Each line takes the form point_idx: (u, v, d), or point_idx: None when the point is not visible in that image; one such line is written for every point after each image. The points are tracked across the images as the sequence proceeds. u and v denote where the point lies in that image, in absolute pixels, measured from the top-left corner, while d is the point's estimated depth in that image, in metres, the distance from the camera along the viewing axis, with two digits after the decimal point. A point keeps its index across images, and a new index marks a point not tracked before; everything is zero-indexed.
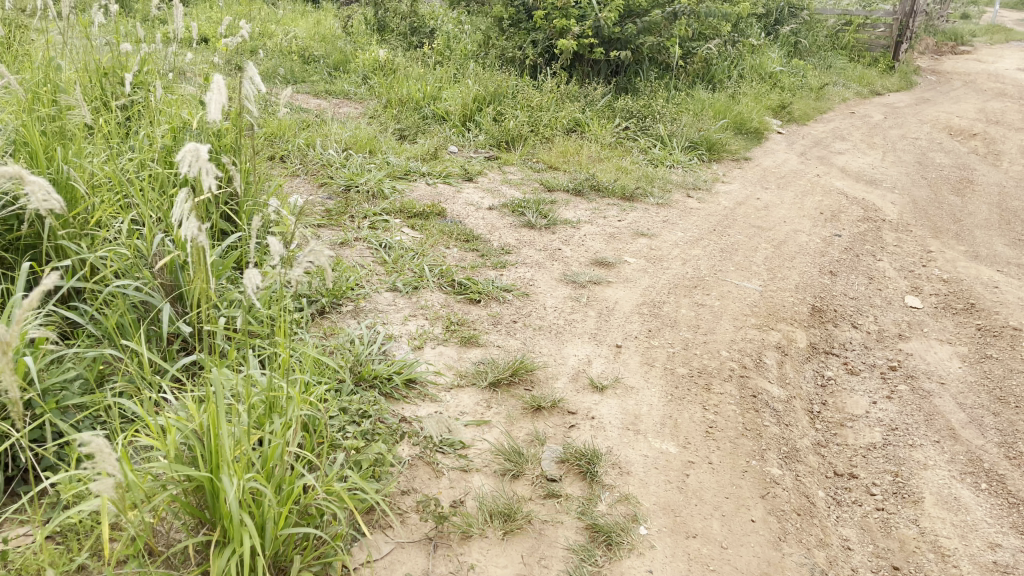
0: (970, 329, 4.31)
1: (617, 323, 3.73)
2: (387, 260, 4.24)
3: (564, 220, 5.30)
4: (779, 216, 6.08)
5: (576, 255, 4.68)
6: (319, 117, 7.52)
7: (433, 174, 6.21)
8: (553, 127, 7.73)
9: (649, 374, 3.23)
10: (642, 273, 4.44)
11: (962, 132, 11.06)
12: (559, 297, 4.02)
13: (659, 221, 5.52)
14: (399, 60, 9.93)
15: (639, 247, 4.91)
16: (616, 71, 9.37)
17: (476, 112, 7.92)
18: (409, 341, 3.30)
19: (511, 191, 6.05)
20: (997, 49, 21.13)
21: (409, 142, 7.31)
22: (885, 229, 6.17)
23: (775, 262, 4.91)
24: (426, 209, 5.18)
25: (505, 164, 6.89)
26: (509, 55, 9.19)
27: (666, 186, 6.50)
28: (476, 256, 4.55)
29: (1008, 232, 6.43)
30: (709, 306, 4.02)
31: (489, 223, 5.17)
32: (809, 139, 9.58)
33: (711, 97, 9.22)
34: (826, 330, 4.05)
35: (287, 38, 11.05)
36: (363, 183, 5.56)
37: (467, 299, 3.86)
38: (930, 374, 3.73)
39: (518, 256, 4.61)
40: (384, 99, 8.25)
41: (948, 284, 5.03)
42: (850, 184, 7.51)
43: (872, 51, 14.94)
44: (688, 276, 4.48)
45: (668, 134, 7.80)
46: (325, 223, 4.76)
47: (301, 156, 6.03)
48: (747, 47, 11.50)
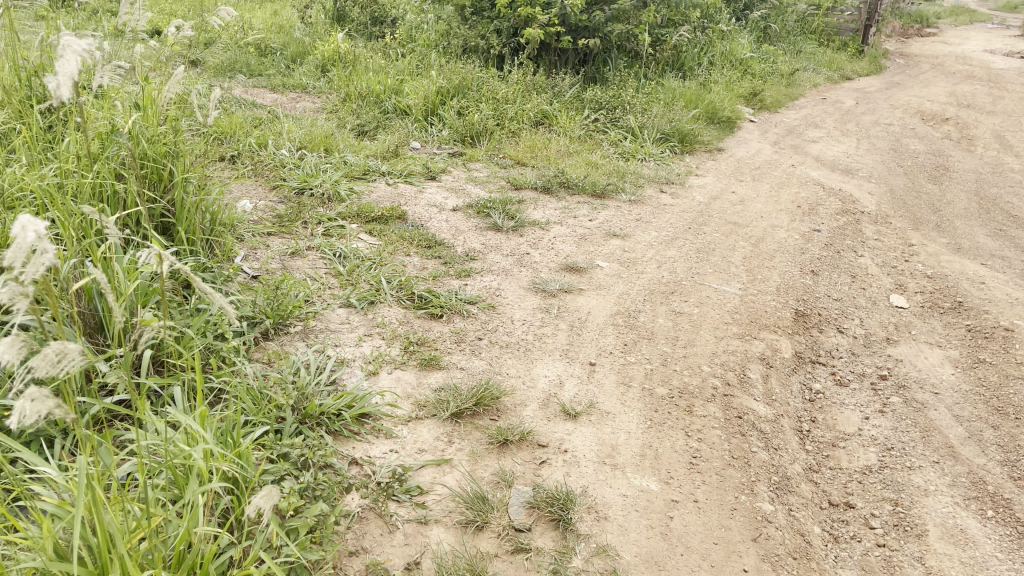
0: (959, 329, 4.11)
1: (590, 338, 3.47)
2: (342, 272, 3.93)
3: (532, 221, 5.03)
4: (756, 211, 5.85)
5: (545, 260, 4.41)
6: (274, 114, 7.16)
7: (394, 173, 5.89)
8: (520, 121, 7.45)
9: (625, 396, 2.97)
10: (615, 279, 4.19)
11: (934, 116, 10.94)
12: (527, 309, 3.75)
13: (631, 220, 5.27)
14: (360, 51, 9.57)
15: (612, 249, 4.65)
16: (583, 61, 9.09)
17: (440, 106, 7.61)
18: (363, 367, 3.00)
19: (476, 190, 5.76)
20: (962, 31, 21.17)
21: (370, 138, 6.99)
22: (864, 221, 5.97)
23: (754, 262, 4.68)
24: (385, 213, 4.87)
25: (470, 160, 6.59)
26: (474, 46, 8.88)
27: (638, 181, 6.25)
28: (438, 264, 4.26)
29: (989, 221, 6.28)
30: (687, 314, 3.77)
31: (453, 226, 4.88)
32: (782, 128, 9.39)
33: (681, 86, 8.98)
34: (811, 337, 3.82)
35: (243, 30, 10.62)
36: (318, 185, 5.25)
37: (428, 313, 3.56)
38: (922, 383, 3.52)
39: (483, 262, 4.33)
40: (343, 94, 7.91)
41: (932, 280, 4.84)
42: (826, 174, 7.32)
43: (840, 35, 14.84)
44: (664, 281, 4.23)
45: (639, 125, 7.54)
46: (275, 232, 4.43)
47: (253, 157, 5.69)
48: (716, 33, 11.27)
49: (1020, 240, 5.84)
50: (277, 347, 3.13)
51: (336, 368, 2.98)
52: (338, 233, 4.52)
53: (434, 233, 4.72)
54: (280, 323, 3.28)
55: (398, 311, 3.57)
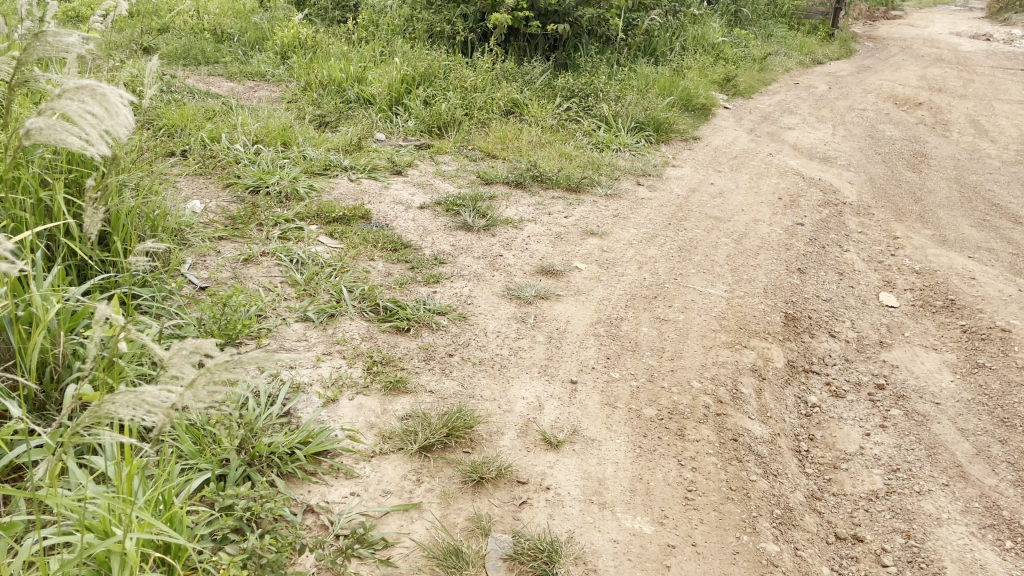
0: (954, 330, 3.92)
1: (569, 351, 3.21)
2: (299, 280, 3.62)
3: (504, 219, 4.76)
4: (736, 204, 5.63)
5: (519, 263, 4.14)
6: (229, 104, 6.77)
7: (357, 168, 5.56)
8: (489, 110, 7.15)
9: (611, 420, 2.72)
10: (593, 282, 3.93)
11: (907, 101, 10.82)
12: (501, 318, 3.47)
13: (609, 216, 5.01)
14: (321, 37, 9.17)
15: (589, 249, 4.39)
16: (553, 46, 8.80)
17: (405, 95, 7.28)
18: (322, 393, 2.72)
19: (445, 185, 5.47)
20: (927, 13, 21.21)
21: (332, 130, 6.64)
22: (847, 213, 5.79)
23: (738, 261, 4.45)
24: (347, 212, 4.55)
25: (438, 153, 6.29)
26: (439, 31, 8.54)
27: (614, 174, 6.00)
28: (404, 269, 3.96)
29: (972, 210, 6.13)
30: (672, 322, 3.53)
31: (421, 226, 4.59)
32: (756, 114, 9.19)
33: (655, 72, 8.73)
34: (803, 343, 3.60)
35: (197, 15, 10.15)
36: (275, 183, 4.91)
37: (393, 327, 3.27)
38: (921, 392, 3.32)
39: (453, 266, 4.04)
40: (303, 83, 7.54)
41: (921, 275, 4.66)
42: (804, 163, 7.13)
43: (811, 18, 14.74)
44: (646, 283, 3.98)
45: (612, 114, 7.28)
46: (226, 236, 4.10)
47: (204, 154, 5.34)
48: (688, 17, 11.03)
49: (1004, 230, 5.70)
50: None
51: (291, 395, 2.69)
52: (296, 236, 4.19)
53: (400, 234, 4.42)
54: (229, 344, 2.97)
55: (360, 326, 3.28)
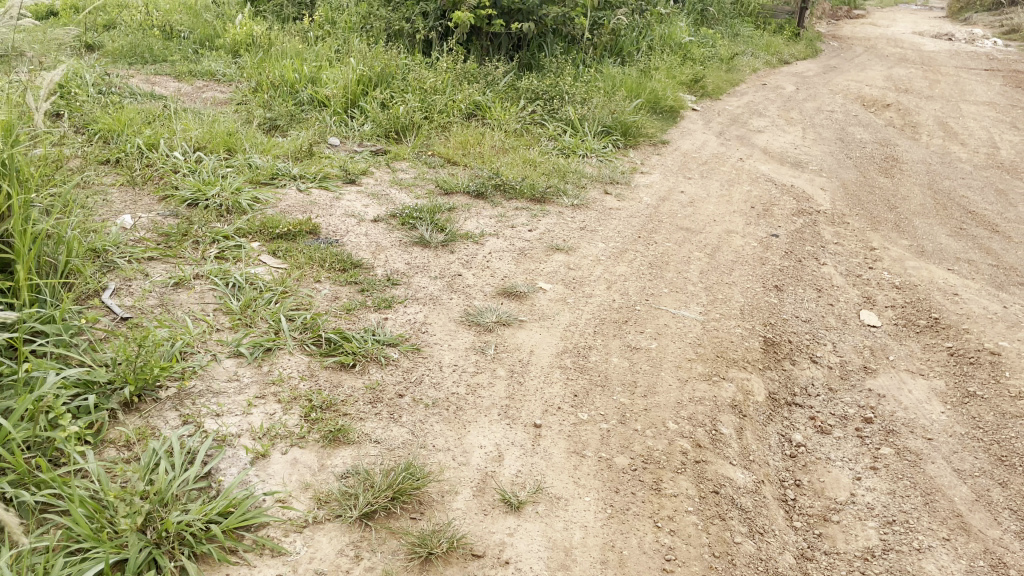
0: (940, 353, 3.71)
1: (533, 387, 2.91)
2: (234, 308, 3.28)
3: (464, 234, 4.45)
4: (707, 214, 5.39)
5: (479, 283, 3.83)
6: (172, 107, 6.37)
7: (307, 176, 5.21)
8: (450, 113, 6.83)
9: (578, 473, 2.43)
10: (559, 305, 3.64)
11: (875, 102, 10.72)
12: (458, 349, 3.16)
13: (575, 229, 4.73)
14: (275, 34, 8.77)
15: (555, 267, 4.10)
16: (517, 45, 8.50)
17: (362, 97, 6.93)
18: (251, 447, 2.40)
19: (401, 195, 5.14)
20: (888, 13, 21.32)
21: (283, 134, 6.28)
22: (821, 222, 5.58)
23: (711, 278, 4.19)
24: (293, 228, 4.20)
25: (395, 159, 5.96)
26: (398, 29, 8.19)
27: (581, 182, 5.73)
28: (353, 291, 3.63)
29: (947, 218, 5.96)
30: (644, 351, 3.25)
31: (374, 241, 4.27)
32: (725, 116, 8.99)
33: (621, 73, 8.48)
34: (783, 371, 3.35)
35: (145, 11, 9.68)
36: (215, 195, 4.55)
37: (337, 363, 2.94)
38: (912, 427, 3.09)
39: (407, 288, 3.72)
40: (253, 83, 7.16)
41: (902, 291, 4.45)
42: (775, 168, 6.93)
43: (776, 18, 14.66)
44: (615, 305, 3.70)
45: (578, 117, 7.00)
46: (156, 256, 3.72)
47: (140, 164, 4.96)
48: (655, 16, 10.80)
49: (981, 239, 5.54)
50: (137, 424, 2.48)
51: (215, 451, 2.37)
52: (234, 255, 3.84)
53: (350, 251, 4.09)
54: (146, 389, 2.61)
55: (300, 361, 2.95)
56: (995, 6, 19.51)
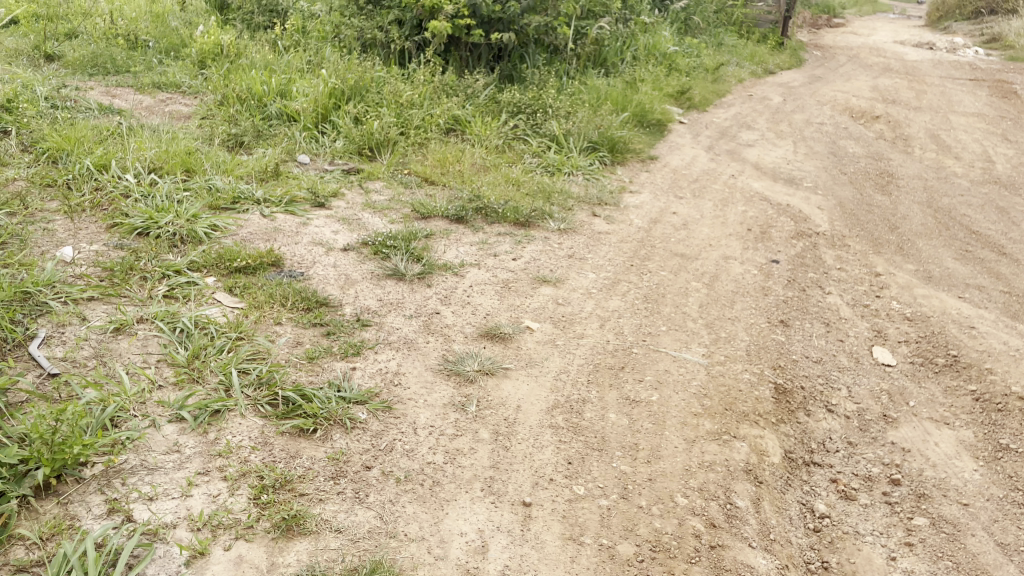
0: (964, 397, 3.41)
1: (522, 452, 2.56)
2: (179, 360, 2.89)
3: (443, 264, 4.09)
4: (701, 238, 5.07)
5: (459, 323, 3.46)
6: (131, 123, 5.97)
7: (272, 200, 4.83)
8: (428, 129, 6.49)
9: (576, 568, 2.11)
10: (547, 348, 3.28)
11: (863, 113, 10.50)
12: (435, 405, 2.79)
13: (563, 257, 4.38)
14: (245, 44, 8.37)
15: (542, 303, 3.75)
16: (498, 56, 8.17)
17: (333, 112, 6.56)
18: (186, 543, 2.03)
19: (375, 219, 4.78)
20: (868, 22, 21.27)
21: (248, 152, 5.89)
22: (822, 245, 5.28)
23: (711, 312, 3.85)
24: (253, 261, 3.81)
25: (369, 178, 5.60)
26: (372, 39, 7.82)
27: (567, 203, 5.39)
28: (317, 335, 3.25)
29: (951, 239, 5.69)
30: (644, 403, 2.91)
31: (343, 275, 3.90)
32: (713, 129, 8.70)
33: (606, 85, 8.18)
34: (798, 424, 3.01)
35: (109, 19, 9.23)
36: (169, 223, 4.16)
37: (295, 428, 2.56)
38: (945, 489, 2.77)
39: (378, 330, 3.35)
40: (219, 96, 6.76)
41: (914, 323, 4.15)
42: (768, 186, 6.63)
43: (759, 27, 14.45)
44: (610, 348, 3.35)
45: (563, 133, 6.68)
46: (96, 295, 3.33)
47: (89, 188, 4.56)
48: (639, 26, 10.51)
49: (989, 263, 5.25)
50: (52, 515, 2.10)
51: (142, 551, 2.00)
52: (184, 294, 3.45)
53: (317, 287, 3.71)
54: (65, 468, 2.22)
55: (253, 425, 2.57)
56: (975, 16, 19.50)
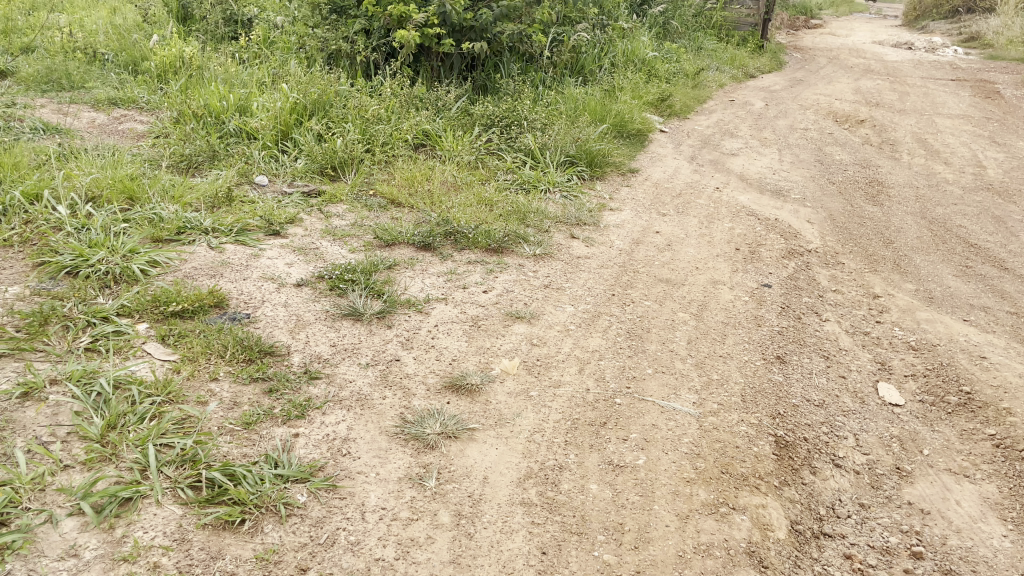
0: (983, 444, 3.08)
1: (488, 542, 2.20)
2: (91, 434, 2.49)
3: (405, 300, 3.72)
4: (687, 260, 4.72)
5: (420, 372, 3.09)
6: (74, 144, 5.54)
7: (222, 228, 4.43)
8: (395, 146, 6.12)
9: None
10: (520, 401, 2.91)
11: (847, 117, 10.23)
12: (389, 481, 2.42)
13: (539, 288, 4.02)
14: (205, 56, 7.95)
15: (515, 344, 3.38)
16: (470, 65, 7.82)
17: (295, 128, 6.17)
18: None
19: (334, 247, 4.40)
20: (845, 22, 21.12)
21: (201, 175, 5.49)
22: (815, 265, 4.96)
23: (701, 349, 3.50)
24: (190, 304, 3.41)
25: (330, 201, 5.22)
26: (336, 50, 7.44)
27: (544, 224, 5.04)
28: (257, 393, 2.87)
29: (949, 253, 5.39)
30: (629, 469, 2.55)
31: (295, 316, 3.51)
32: (695, 138, 8.39)
33: (583, 95, 7.85)
34: (803, 485, 2.66)
35: (63, 31, 8.77)
36: (101, 260, 3.76)
37: (218, 519, 2.19)
38: (973, 562, 2.44)
39: (328, 384, 2.97)
40: (174, 113, 6.35)
41: (920, 354, 3.82)
42: (755, 199, 6.32)
43: (738, 30, 14.17)
44: (591, 397, 2.98)
45: (539, 147, 6.33)
46: (7, 351, 2.92)
47: (17, 220, 4.13)
48: (616, 31, 10.20)
49: (991, 279, 4.95)
50: None
51: None
52: (109, 346, 3.05)
53: (262, 333, 3.32)
54: None
55: (169, 517, 2.18)
56: (952, 15, 19.38)
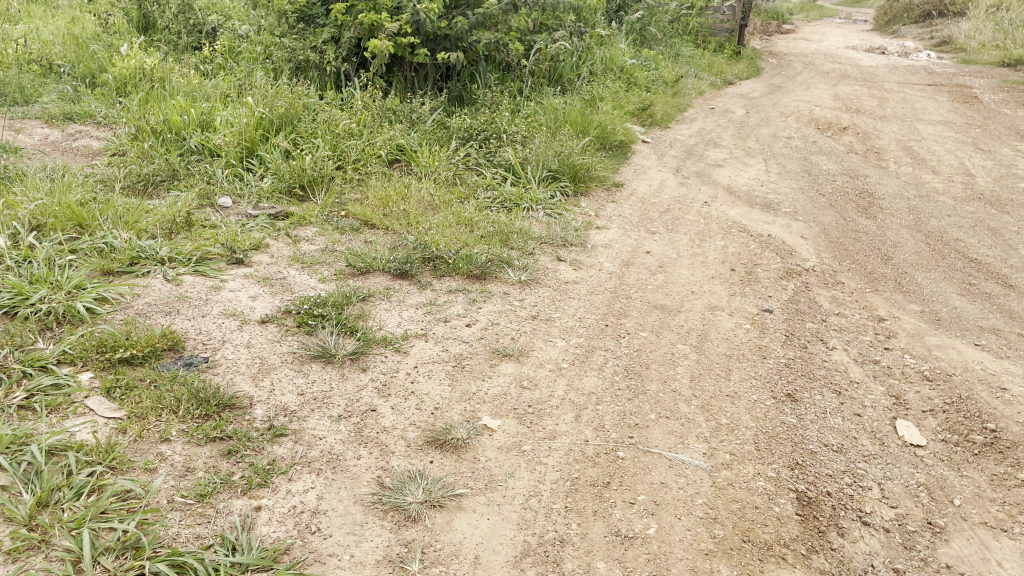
0: (1018, 491, 2.82)
1: None
2: (17, 516, 2.13)
3: (381, 338, 3.39)
4: (681, 283, 4.45)
5: (399, 424, 2.76)
6: (21, 165, 5.14)
7: (180, 257, 4.08)
8: (368, 162, 5.79)
9: None
10: (511, 459, 2.60)
11: (829, 124, 10.06)
12: (366, 567, 2.10)
13: (526, 319, 3.72)
14: (166, 67, 7.55)
15: (503, 387, 3.06)
16: (445, 76, 7.52)
17: (261, 144, 5.82)
18: None
19: (303, 276, 4.06)
20: (817, 27, 21.12)
21: (159, 196, 5.13)
22: (814, 285, 4.71)
23: (706, 388, 3.21)
24: (140, 349, 3.05)
25: (299, 223, 4.88)
26: (305, 60, 7.10)
27: (528, 246, 4.74)
28: (213, 456, 2.52)
29: (949, 270, 5.17)
30: (638, 542, 2.26)
31: (260, 359, 3.17)
32: (678, 148, 8.14)
33: (563, 105, 7.59)
34: (831, 549, 2.38)
35: (15, 40, 8.31)
36: (42, 298, 3.39)
37: None
38: None
39: (295, 443, 2.63)
40: (132, 129, 5.97)
41: (937, 385, 3.57)
42: (745, 213, 6.07)
43: (715, 36, 14.01)
44: (591, 451, 2.68)
45: (519, 161, 6.03)
46: None
47: None
48: (594, 38, 9.95)
49: (997, 298, 4.73)
50: None
51: None
52: (45, 403, 2.69)
53: (222, 381, 2.98)
54: None
55: None
56: (923, 18, 19.42)
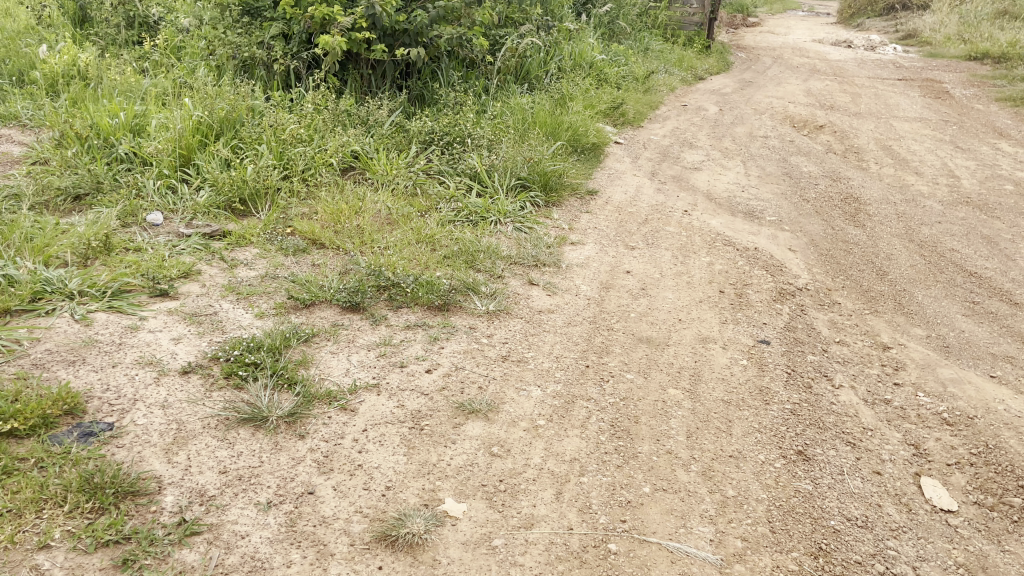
0: None
1: None
2: None
3: (325, 391, 2.88)
4: (668, 309, 4.00)
5: (342, 513, 2.28)
6: None
7: (93, 290, 3.51)
8: (318, 172, 5.25)
9: None
10: (478, 561, 2.15)
11: (805, 121, 9.72)
12: None
13: (495, 361, 3.23)
14: (99, 64, 6.88)
15: (468, 456, 2.58)
16: (405, 73, 6.97)
17: (198, 151, 5.22)
18: None
19: (238, 310, 3.53)
20: (781, 20, 20.92)
21: (79, 214, 4.53)
22: (810, 307, 4.29)
23: (706, 447, 2.76)
24: (25, 418, 2.49)
25: (239, 243, 4.34)
26: (251, 57, 6.50)
27: (496, 267, 4.25)
28: (104, 570, 2.00)
29: (949, 286, 4.80)
30: None
31: (177, 424, 2.64)
32: (653, 150, 7.70)
33: (532, 105, 7.11)
34: None
35: None
36: None
37: None
38: None
39: (211, 545, 2.13)
40: (53, 135, 5.33)
41: (960, 431, 3.16)
42: (728, 223, 5.65)
43: (684, 29, 13.60)
44: (577, 546, 2.23)
45: (485, 168, 5.54)
46: None
47: None
48: (561, 32, 9.46)
49: (1005, 318, 4.36)
50: None
51: None
52: None
53: (126, 457, 2.44)
54: None
55: None
56: (888, 11, 19.31)
